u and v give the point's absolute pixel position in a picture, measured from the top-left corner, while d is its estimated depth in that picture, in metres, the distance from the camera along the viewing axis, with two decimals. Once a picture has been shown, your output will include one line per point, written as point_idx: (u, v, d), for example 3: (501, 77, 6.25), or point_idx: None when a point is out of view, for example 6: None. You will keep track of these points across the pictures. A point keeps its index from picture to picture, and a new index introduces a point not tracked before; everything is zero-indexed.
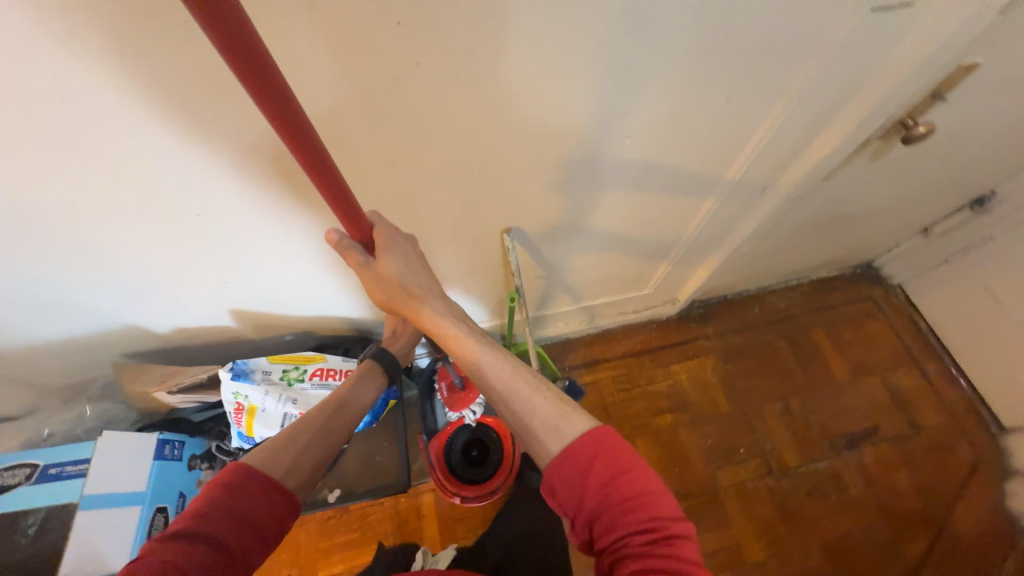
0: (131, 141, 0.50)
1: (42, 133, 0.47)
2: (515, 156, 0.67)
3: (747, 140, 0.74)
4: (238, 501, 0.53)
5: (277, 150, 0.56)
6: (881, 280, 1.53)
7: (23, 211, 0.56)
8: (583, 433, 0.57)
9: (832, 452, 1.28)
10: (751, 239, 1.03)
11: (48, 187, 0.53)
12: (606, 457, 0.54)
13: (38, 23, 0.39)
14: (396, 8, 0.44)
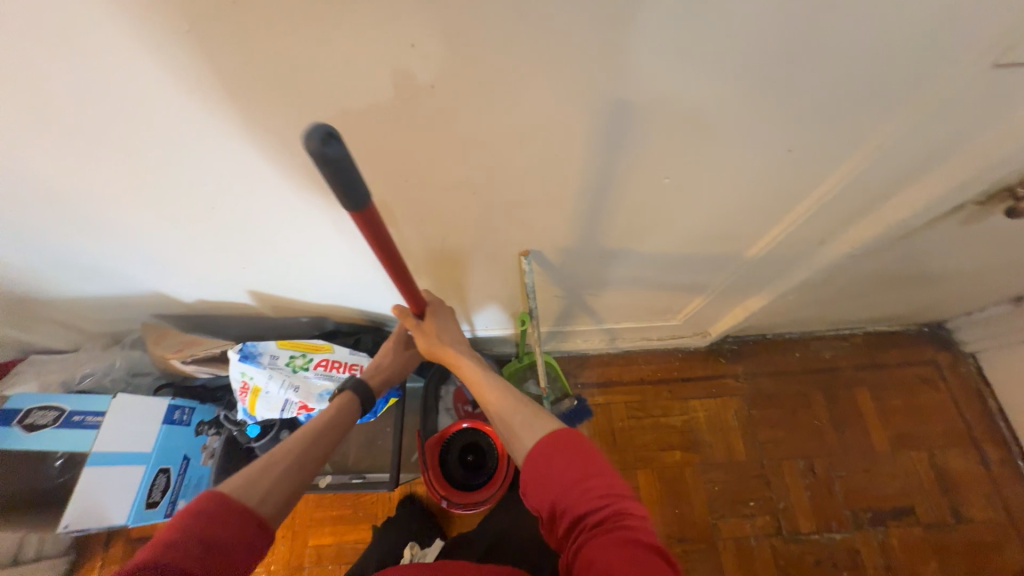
0: (154, 131, 0.51)
1: (74, 118, 0.49)
2: (540, 179, 0.62)
3: (806, 190, 0.65)
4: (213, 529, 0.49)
5: (292, 153, 0.55)
6: (951, 344, 1.36)
7: (62, 183, 0.59)
8: (548, 434, 0.60)
9: (853, 525, 1.17)
10: (799, 288, 0.93)
11: (82, 165, 0.56)
12: (569, 454, 0.57)
13: (61, 18, 0.39)
14: (410, 31, 0.41)
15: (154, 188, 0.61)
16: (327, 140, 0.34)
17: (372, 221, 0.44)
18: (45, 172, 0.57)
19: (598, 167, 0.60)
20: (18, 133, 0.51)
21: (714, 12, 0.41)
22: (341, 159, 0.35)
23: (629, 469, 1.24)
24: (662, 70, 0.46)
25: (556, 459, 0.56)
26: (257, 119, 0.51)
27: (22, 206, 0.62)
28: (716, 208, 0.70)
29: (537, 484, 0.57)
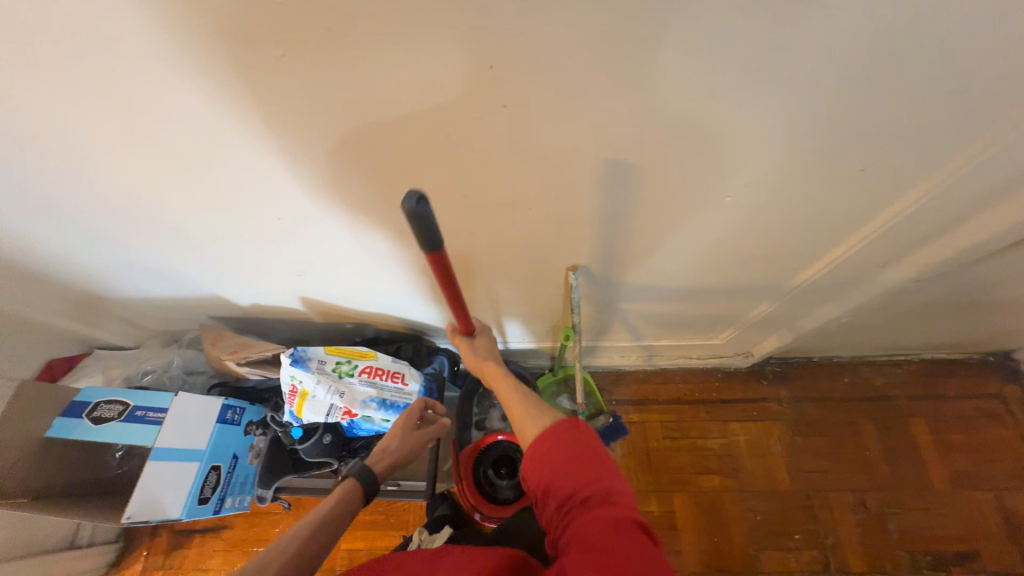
0: (236, 146, 0.55)
1: (167, 133, 0.53)
2: (595, 196, 0.63)
3: (872, 211, 0.63)
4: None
5: (360, 168, 0.58)
6: (1019, 376, 1.26)
7: (146, 192, 0.63)
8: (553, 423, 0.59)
9: (908, 567, 1.10)
10: (855, 311, 0.89)
11: (167, 176, 0.60)
12: (568, 440, 0.55)
13: (172, 44, 0.43)
14: (491, 53, 0.43)
15: (228, 199, 0.64)
16: (414, 199, 0.41)
17: (443, 265, 0.51)
18: (134, 182, 0.61)
19: (656, 185, 0.60)
20: (118, 147, 0.55)
21: (793, 34, 0.40)
22: (423, 215, 0.42)
23: (664, 491, 1.20)
24: (735, 90, 0.46)
25: (560, 447, 0.54)
26: (332, 137, 0.53)
27: (109, 212, 0.67)
28: (774, 228, 0.68)
29: (534, 468, 0.55)
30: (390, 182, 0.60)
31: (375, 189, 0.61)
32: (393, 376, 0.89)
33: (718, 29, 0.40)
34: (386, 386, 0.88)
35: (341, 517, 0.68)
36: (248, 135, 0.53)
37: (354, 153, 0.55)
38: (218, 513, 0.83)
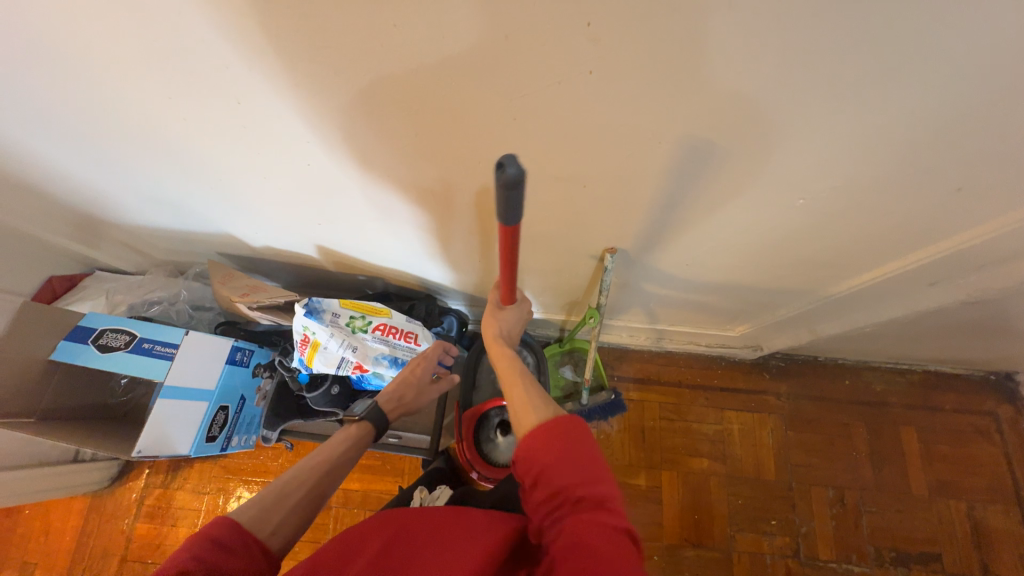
0: (267, 81, 0.48)
1: (189, 53, 0.46)
2: (653, 183, 0.58)
3: (943, 231, 0.59)
4: (224, 559, 0.49)
5: (404, 122, 0.52)
6: (1016, 398, 1.27)
7: (156, 115, 0.57)
8: (547, 418, 0.56)
9: (873, 561, 1.16)
10: (883, 323, 0.87)
11: (183, 102, 0.54)
12: (559, 441, 0.53)
13: None
14: (591, 9, 0.36)
15: (255, 138, 0.59)
16: (514, 163, 0.37)
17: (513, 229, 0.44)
18: (153, 107, 0.55)
19: (725, 176, 0.55)
20: (134, 66, 0.49)
21: (947, 32, 0.35)
22: (521, 182, 0.37)
23: (655, 469, 1.24)
24: (857, 85, 0.40)
25: (548, 443, 0.53)
26: (375, 84, 0.47)
27: (120, 134, 0.61)
28: (834, 232, 0.64)
29: (526, 461, 0.54)
30: (437, 142, 0.54)
31: (415, 145, 0.55)
32: (406, 336, 0.87)
33: (868, 13, 0.34)
34: (399, 346, 0.86)
35: (346, 460, 0.72)
36: (284, 72, 0.47)
37: (403, 105, 0.49)
38: (225, 451, 0.84)
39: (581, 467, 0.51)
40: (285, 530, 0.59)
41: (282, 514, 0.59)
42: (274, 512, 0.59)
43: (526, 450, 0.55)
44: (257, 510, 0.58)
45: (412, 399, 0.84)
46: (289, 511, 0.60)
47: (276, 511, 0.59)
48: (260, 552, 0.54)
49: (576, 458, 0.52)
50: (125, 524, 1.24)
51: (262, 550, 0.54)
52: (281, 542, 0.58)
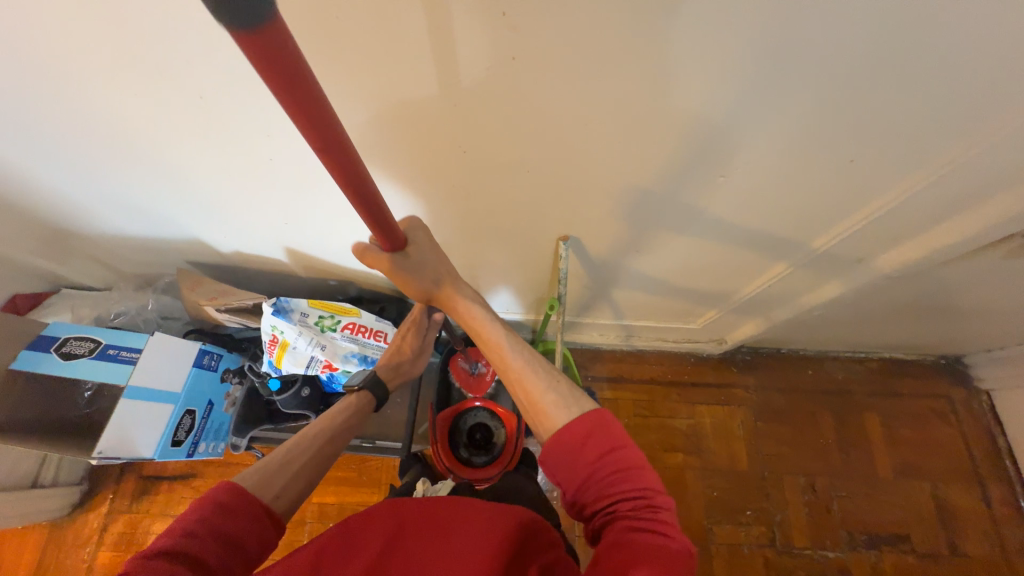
0: (217, 74, 0.52)
1: (141, 49, 0.49)
2: (593, 167, 0.62)
3: (857, 203, 0.65)
4: (226, 521, 0.52)
5: (352, 113, 0.55)
6: (967, 380, 1.33)
7: (119, 116, 0.59)
8: (588, 413, 0.59)
9: (847, 546, 1.19)
10: (828, 304, 0.93)
11: (146, 103, 0.57)
12: (605, 440, 0.57)
13: None
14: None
15: (220, 137, 0.62)
16: None
17: (288, 69, 0.30)
18: (120, 107, 0.58)
19: (654, 157, 0.60)
20: (90, 65, 0.51)
21: (808, 10, 0.40)
22: None
23: None
24: (748, 63, 0.46)
25: (595, 442, 0.57)
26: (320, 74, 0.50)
27: (87, 137, 0.63)
28: (764, 211, 0.69)
29: (572, 459, 0.57)
30: (385, 131, 0.58)
31: (366, 137, 0.59)
32: (377, 334, 0.88)
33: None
34: (369, 343, 0.88)
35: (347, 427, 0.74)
36: (235, 66, 0.50)
37: (349, 96, 0.52)
38: (190, 457, 0.83)
39: (621, 466, 0.56)
40: (286, 496, 0.60)
41: (285, 480, 0.61)
42: (276, 478, 0.60)
43: (572, 448, 0.57)
44: (259, 476, 0.59)
45: (408, 366, 0.87)
46: (291, 478, 0.62)
47: (277, 478, 0.61)
48: (266, 514, 0.56)
49: (615, 458, 0.56)
50: (87, 553, 1.18)
51: (266, 509, 0.56)
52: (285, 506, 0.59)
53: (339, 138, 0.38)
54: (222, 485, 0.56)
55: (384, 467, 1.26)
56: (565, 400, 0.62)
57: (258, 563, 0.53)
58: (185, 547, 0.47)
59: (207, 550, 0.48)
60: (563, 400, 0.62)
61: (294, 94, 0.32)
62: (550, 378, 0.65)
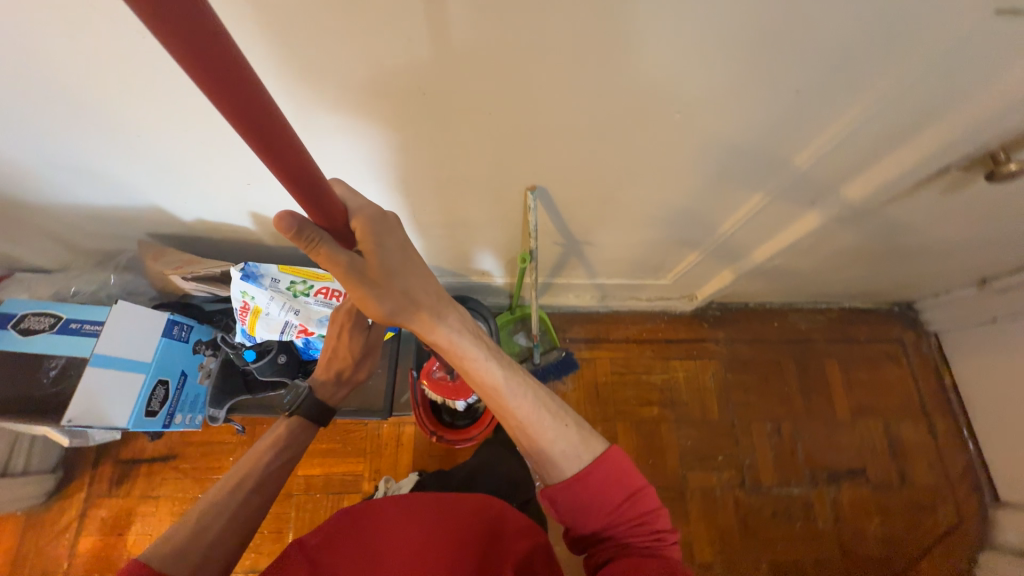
0: None
1: None
2: (552, 112, 0.61)
3: (808, 141, 0.67)
4: None
5: (302, 52, 0.52)
6: (917, 324, 1.42)
7: (51, 67, 0.55)
8: (600, 456, 0.64)
9: (810, 482, 1.27)
10: (788, 252, 0.97)
11: (79, 51, 0.53)
12: (618, 480, 0.63)
13: None
14: None
15: (173, 90, 0.58)
16: None
17: None
18: (60, 59, 0.54)
19: (617, 100, 0.59)
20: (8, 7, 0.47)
21: None
22: None
23: (609, 420, 1.31)
24: None
25: (611, 483, 0.63)
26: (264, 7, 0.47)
27: (21, 93, 0.58)
28: (722, 155, 0.71)
29: (587, 499, 0.62)
30: (342, 77, 0.55)
31: (320, 83, 0.56)
32: None
33: None
34: None
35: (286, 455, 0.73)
36: None
37: (297, 35, 0.49)
38: (167, 428, 0.82)
39: (639, 505, 0.62)
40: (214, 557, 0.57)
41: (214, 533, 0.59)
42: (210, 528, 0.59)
43: (589, 489, 0.62)
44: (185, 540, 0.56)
45: (350, 376, 0.85)
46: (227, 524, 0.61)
47: (204, 534, 0.58)
48: None
49: (636, 497, 0.63)
50: (67, 538, 1.17)
51: None
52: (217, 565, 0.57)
53: (246, 81, 0.32)
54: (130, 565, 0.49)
55: (368, 438, 1.27)
56: (575, 449, 0.65)
57: None
58: None
59: None
60: (571, 450, 0.65)
61: None
62: (552, 416, 0.68)
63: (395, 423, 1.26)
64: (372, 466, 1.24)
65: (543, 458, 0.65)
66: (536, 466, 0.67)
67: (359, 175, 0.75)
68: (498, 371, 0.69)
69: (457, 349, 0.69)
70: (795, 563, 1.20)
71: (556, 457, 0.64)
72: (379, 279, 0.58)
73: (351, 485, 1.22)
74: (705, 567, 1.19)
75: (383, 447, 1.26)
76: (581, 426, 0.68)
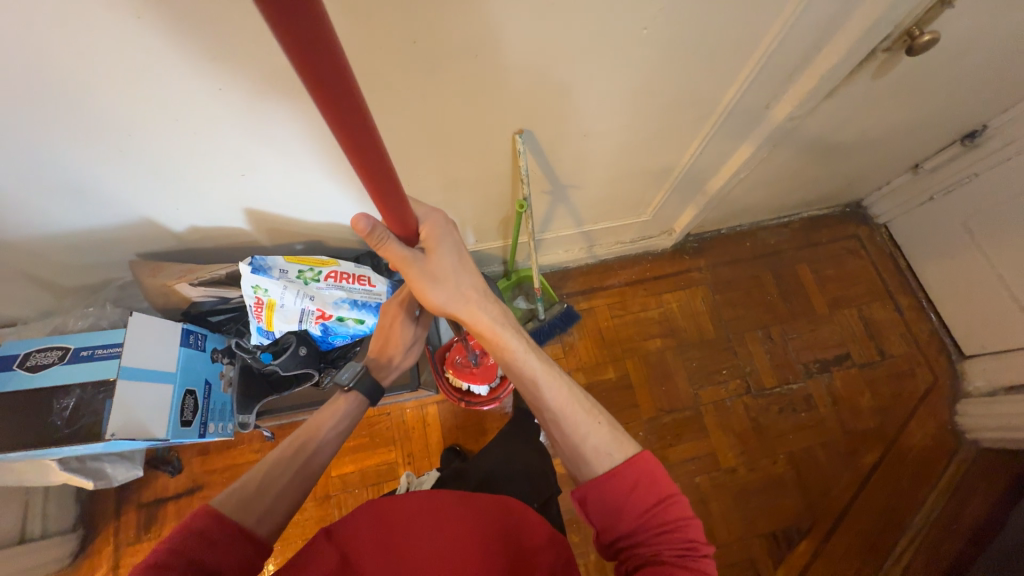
0: None
1: None
2: (529, 41, 0.66)
3: (756, 43, 0.75)
4: (205, 551, 0.52)
5: None
6: (868, 219, 1.57)
7: (41, 66, 0.55)
8: (630, 459, 0.62)
9: (805, 375, 1.39)
10: (750, 164, 1.06)
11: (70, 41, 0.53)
12: (648, 487, 0.60)
13: None
14: None
15: (166, 73, 0.59)
16: None
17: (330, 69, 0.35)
18: (51, 50, 0.54)
19: (587, 20, 0.65)
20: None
21: None
22: None
23: (617, 359, 1.38)
24: None
25: (638, 488, 0.59)
26: None
27: (6, 94, 0.58)
28: (682, 71, 0.78)
29: (611, 504, 0.60)
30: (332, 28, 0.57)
31: None
32: (360, 279, 0.89)
33: None
34: (356, 289, 0.89)
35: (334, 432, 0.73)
36: None
37: None
38: (204, 437, 0.85)
39: (669, 513, 0.58)
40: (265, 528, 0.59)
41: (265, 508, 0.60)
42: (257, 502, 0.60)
43: (615, 492, 0.60)
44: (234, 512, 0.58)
45: (400, 359, 0.85)
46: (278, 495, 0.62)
47: (256, 503, 0.60)
48: (244, 537, 0.56)
49: (664, 504, 0.59)
50: None
51: (244, 535, 0.56)
52: (267, 532, 0.59)
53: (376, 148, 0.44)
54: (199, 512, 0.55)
55: (394, 426, 1.28)
56: (606, 446, 0.64)
57: None
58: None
59: None
60: (602, 445, 0.64)
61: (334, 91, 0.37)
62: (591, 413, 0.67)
63: (417, 406, 1.29)
64: (404, 451, 1.26)
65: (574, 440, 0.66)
66: (569, 463, 0.66)
67: None
68: (535, 361, 0.71)
69: (493, 335, 0.72)
70: (807, 449, 1.31)
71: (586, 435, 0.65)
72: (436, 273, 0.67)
73: (387, 474, 1.24)
74: (730, 470, 1.29)
75: (412, 432, 1.28)
76: (613, 422, 0.67)
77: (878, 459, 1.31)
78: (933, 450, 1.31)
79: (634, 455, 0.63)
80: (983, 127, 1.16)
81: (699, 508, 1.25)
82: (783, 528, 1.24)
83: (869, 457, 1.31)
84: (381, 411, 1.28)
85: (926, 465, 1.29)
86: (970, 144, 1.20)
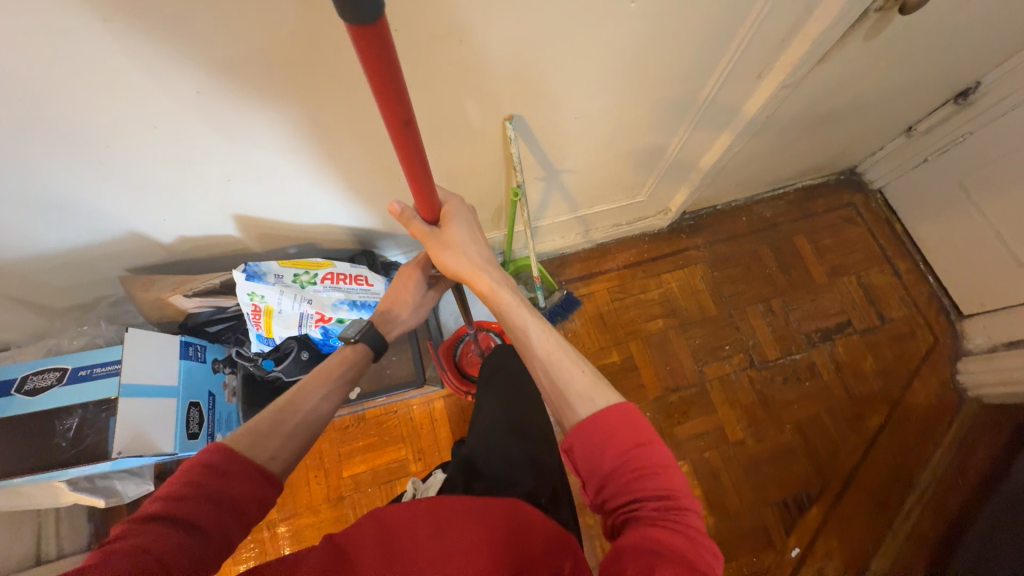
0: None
1: None
2: (515, 21, 0.64)
3: (748, 11, 0.73)
4: (219, 483, 0.54)
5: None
6: (863, 186, 1.57)
7: (10, 81, 0.53)
8: (609, 408, 0.58)
9: (807, 345, 1.40)
10: (746, 136, 1.04)
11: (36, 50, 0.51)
12: (626, 433, 0.56)
13: None
14: None
15: (140, 78, 0.57)
16: None
17: (383, 52, 0.40)
18: (20, 63, 0.52)
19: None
20: None
21: None
22: None
23: (620, 342, 1.38)
24: None
25: (616, 437, 0.56)
26: None
27: None
28: (672, 44, 0.76)
29: (589, 454, 0.57)
30: (310, 20, 0.55)
31: (290, 35, 0.56)
32: (357, 279, 0.88)
33: None
34: (353, 289, 0.88)
35: (340, 375, 0.75)
36: None
37: None
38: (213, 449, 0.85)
39: (647, 460, 0.55)
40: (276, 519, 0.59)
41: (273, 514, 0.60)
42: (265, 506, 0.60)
43: (591, 441, 0.57)
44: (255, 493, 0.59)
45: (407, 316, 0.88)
46: None
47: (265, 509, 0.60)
48: (259, 473, 0.58)
49: (641, 452, 0.55)
50: None
51: (258, 471, 0.57)
52: None
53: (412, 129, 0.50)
54: (212, 448, 0.57)
55: (402, 422, 1.28)
56: (588, 391, 0.62)
57: (259, 517, 0.56)
58: (173, 512, 0.50)
59: (197, 514, 0.51)
60: (586, 391, 0.62)
61: (379, 66, 0.41)
62: (580, 358, 0.67)
63: (424, 402, 1.29)
64: (414, 447, 1.26)
65: (558, 399, 0.63)
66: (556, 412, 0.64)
67: (337, 140, 0.75)
68: (527, 310, 0.74)
69: (491, 292, 0.75)
70: (812, 415, 1.33)
71: (570, 380, 0.64)
72: (447, 241, 0.75)
73: (398, 470, 1.24)
74: (738, 443, 1.30)
75: (420, 428, 1.28)
76: (598, 373, 0.65)
77: (883, 422, 1.32)
78: (937, 410, 1.32)
79: (615, 403, 0.60)
80: (976, 84, 1.17)
81: (710, 482, 1.27)
82: (793, 495, 1.25)
83: (874, 420, 1.32)
84: (388, 409, 1.28)
85: (930, 425, 1.31)
86: (963, 103, 1.21)
